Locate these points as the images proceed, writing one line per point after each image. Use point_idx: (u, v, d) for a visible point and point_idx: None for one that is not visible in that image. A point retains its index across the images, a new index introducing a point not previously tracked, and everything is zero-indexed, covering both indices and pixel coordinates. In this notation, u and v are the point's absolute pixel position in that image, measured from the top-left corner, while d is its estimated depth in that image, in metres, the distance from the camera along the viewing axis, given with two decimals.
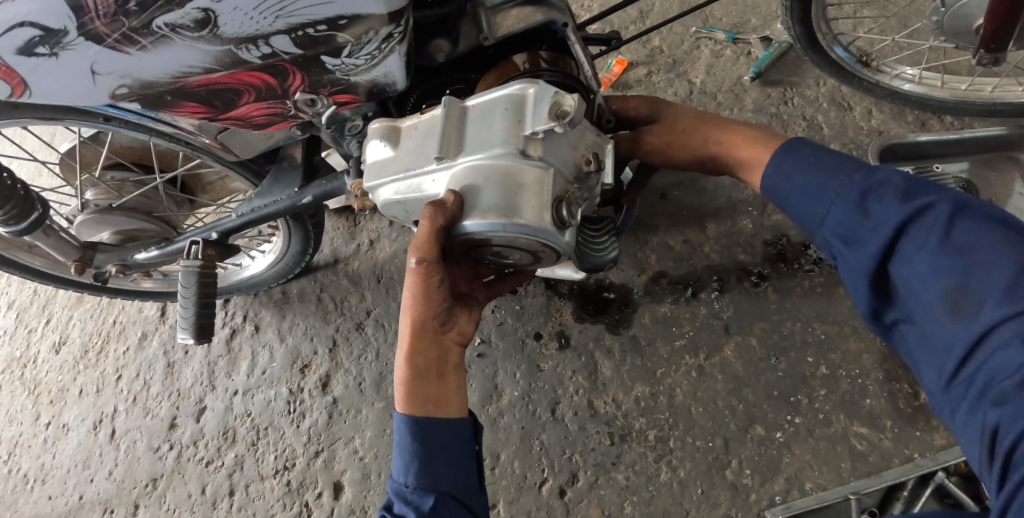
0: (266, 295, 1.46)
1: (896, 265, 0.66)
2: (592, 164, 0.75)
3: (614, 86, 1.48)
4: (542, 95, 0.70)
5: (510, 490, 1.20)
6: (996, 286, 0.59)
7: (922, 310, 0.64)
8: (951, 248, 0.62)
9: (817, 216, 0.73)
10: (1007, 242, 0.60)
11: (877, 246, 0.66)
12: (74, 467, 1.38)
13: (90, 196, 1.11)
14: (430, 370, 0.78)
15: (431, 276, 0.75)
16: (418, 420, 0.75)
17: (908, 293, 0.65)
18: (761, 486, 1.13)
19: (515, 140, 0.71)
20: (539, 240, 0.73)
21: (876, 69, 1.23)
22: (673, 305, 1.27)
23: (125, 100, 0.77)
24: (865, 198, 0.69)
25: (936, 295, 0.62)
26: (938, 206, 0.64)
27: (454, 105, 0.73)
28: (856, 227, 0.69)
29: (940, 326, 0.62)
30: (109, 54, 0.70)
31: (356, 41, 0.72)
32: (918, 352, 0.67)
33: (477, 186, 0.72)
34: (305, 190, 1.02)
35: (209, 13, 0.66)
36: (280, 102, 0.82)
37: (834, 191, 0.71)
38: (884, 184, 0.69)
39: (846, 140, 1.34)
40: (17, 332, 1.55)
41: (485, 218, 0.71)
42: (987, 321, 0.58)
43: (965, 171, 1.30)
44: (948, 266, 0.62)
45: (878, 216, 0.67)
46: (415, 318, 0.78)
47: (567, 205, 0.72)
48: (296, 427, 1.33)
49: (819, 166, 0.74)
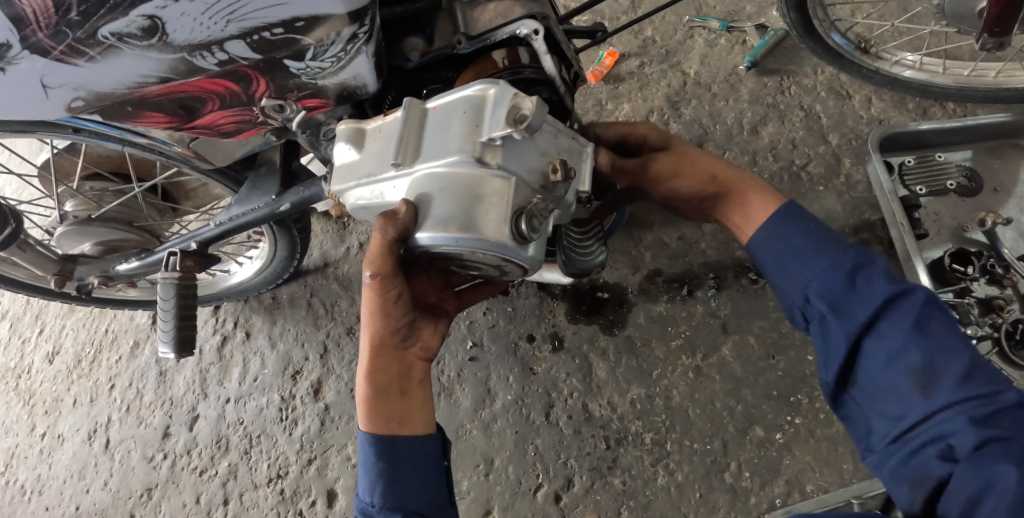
0: (256, 300, 1.44)
1: (869, 338, 0.70)
2: (558, 173, 0.70)
3: (606, 79, 1.44)
4: (501, 98, 0.67)
5: (505, 497, 1.17)
6: (953, 373, 0.66)
7: (884, 383, 0.69)
8: (924, 332, 0.68)
9: (802, 278, 0.76)
10: (960, 337, 0.68)
11: (863, 318, 0.70)
12: (70, 478, 1.37)
13: (69, 207, 1.09)
14: (393, 385, 0.77)
15: (388, 290, 0.74)
16: (382, 439, 0.74)
17: (874, 366, 0.69)
18: (760, 489, 1.10)
19: (473, 147, 0.68)
20: (498, 255, 0.70)
21: (876, 56, 1.19)
22: (669, 304, 1.24)
23: (83, 113, 0.76)
24: (855, 273, 0.73)
25: (900, 372, 0.68)
26: (918, 294, 0.70)
27: (414, 107, 0.70)
28: (843, 299, 0.72)
29: (898, 400, 0.68)
30: (58, 67, 0.68)
31: (319, 43, 0.69)
32: (862, 419, 0.72)
33: (431, 195, 0.69)
34: (282, 197, 1.00)
35: (156, 20, 0.64)
36: (247, 109, 0.80)
37: (826, 261, 0.75)
38: (873, 265, 0.73)
39: (845, 130, 1.30)
40: (11, 343, 1.54)
41: (441, 231, 0.68)
42: (941, 402, 0.65)
43: (969, 159, 1.26)
44: (919, 346, 0.67)
45: (866, 293, 0.71)
46: (375, 334, 0.77)
47: (527, 218, 0.68)
48: (289, 435, 1.31)
49: (816, 235, 0.78)
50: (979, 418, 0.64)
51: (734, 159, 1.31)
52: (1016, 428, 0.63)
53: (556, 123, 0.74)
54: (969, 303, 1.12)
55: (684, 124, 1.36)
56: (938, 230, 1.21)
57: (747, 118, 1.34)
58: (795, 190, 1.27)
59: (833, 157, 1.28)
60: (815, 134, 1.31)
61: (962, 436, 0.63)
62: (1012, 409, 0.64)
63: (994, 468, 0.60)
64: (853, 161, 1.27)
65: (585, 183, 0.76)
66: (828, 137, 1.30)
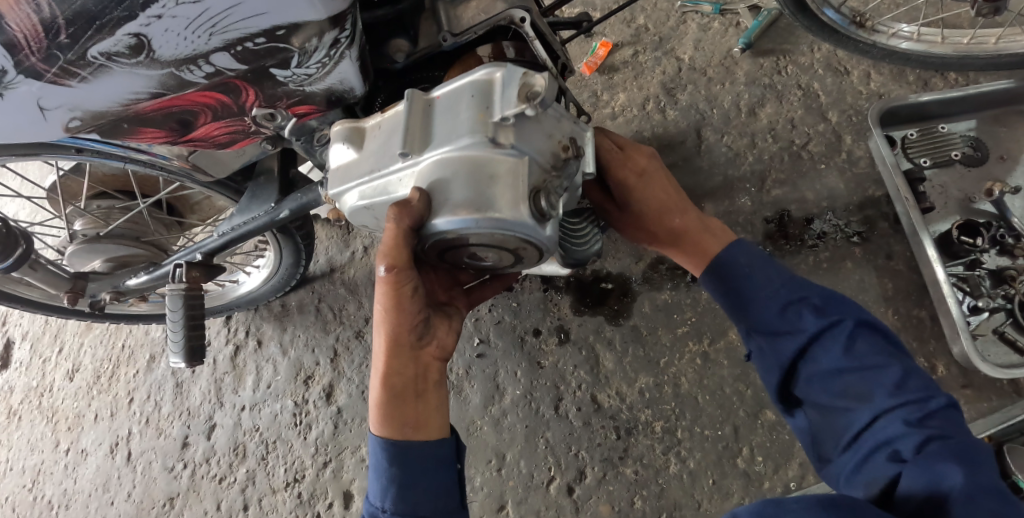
0: (266, 309, 1.46)
1: (806, 363, 0.75)
2: (569, 151, 0.72)
3: (600, 70, 1.43)
4: (510, 78, 0.68)
5: (518, 491, 1.18)
6: (885, 385, 0.71)
7: (827, 403, 0.74)
8: (853, 354, 0.72)
9: (744, 313, 0.81)
10: (889, 352, 0.73)
11: (794, 348, 0.75)
12: (95, 491, 1.40)
13: (79, 226, 1.12)
14: (407, 389, 0.76)
15: (403, 285, 0.73)
16: (396, 444, 0.74)
17: (812, 389, 0.75)
18: (774, 473, 1.10)
19: (484, 128, 0.68)
20: (518, 237, 0.69)
21: (872, 30, 1.16)
22: (674, 291, 1.24)
23: (81, 132, 0.78)
24: (788, 307, 0.77)
25: (836, 391, 0.73)
26: (844, 322, 0.74)
27: (419, 96, 0.71)
28: (777, 332, 0.77)
29: (842, 414, 0.73)
30: (53, 89, 0.70)
31: (303, 50, 0.71)
32: (811, 431, 0.77)
33: (443, 180, 0.69)
34: (281, 204, 1.01)
35: (141, 38, 0.66)
36: (239, 119, 0.82)
37: (762, 300, 0.79)
38: (804, 298, 0.77)
39: (845, 106, 1.29)
40: (32, 363, 1.57)
41: (457, 214, 0.68)
42: (879, 411, 0.70)
43: (973, 129, 1.23)
44: (850, 367, 0.72)
45: (798, 325, 0.76)
46: (389, 333, 0.76)
47: (545, 195, 0.68)
48: (303, 439, 1.33)
49: (747, 269, 0.82)
50: (915, 422, 0.68)
51: (732, 142, 1.30)
52: (948, 427, 0.68)
53: (559, 106, 0.74)
54: (980, 275, 1.11)
55: (681, 110, 1.35)
56: (945, 203, 1.19)
57: (744, 101, 1.33)
58: (796, 170, 1.26)
59: (834, 135, 1.27)
60: (814, 112, 1.30)
61: (905, 440, 0.68)
62: (940, 412, 0.69)
63: (940, 466, 0.63)
64: (853, 138, 1.26)
65: (591, 165, 0.76)
66: (827, 115, 1.29)
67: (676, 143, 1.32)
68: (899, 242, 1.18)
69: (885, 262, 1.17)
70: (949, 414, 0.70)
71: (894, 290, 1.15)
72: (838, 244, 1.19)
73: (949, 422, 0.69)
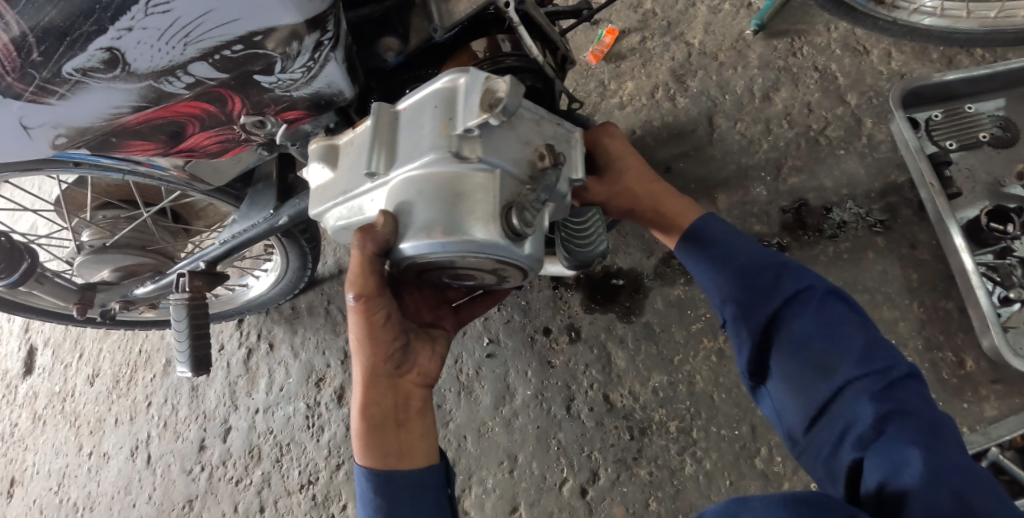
0: (277, 311, 1.46)
1: (779, 329, 0.72)
2: (546, 159, 0.67)
3: (607, 58, 1.39)
4: (472, 85, 0.64)
5: (530, 493, 1.16)
6: (853, 354, 0.68)
7: (795, 374, 0.70)
8: (825, 319, 0.70)
9: (715, 279, 0.78)
10: (859, 323, 0.71)
11: (769, 310, 0.72)
12: (117, 494, 1.43)
13: (85, 237, 1.12)
14: (387, 419, 0.74)
15: (374, 313, 0.72)
16: (379, 475, 0.70)
17: (783, 356, 0.71)
18: (793, 474, 1.06)
19: (448, 141, 0.65)
20: (492, 257, 0.66)
21: (892, 6, 1.09)
22: (687, 286, 1.20)
23: (69, 147, 0.78)
24: (766, 268, 0.75)
25: (807, 359, 0.69)
26: (816, 288, 0.72)
27: (384, 111, 0.68)
28: (754, 294, 0.74)
29: (807, 386, 0.69)
30: (34, 107, 0.69)
31: (284, 55, 0.69)
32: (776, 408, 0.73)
33: (410, 202, 0.66)
34: (280, 211, 1.00)
35: (114, 52, 0.64)
36: (228, 128, 0.80)
37: (738, 265, 0.76)
38: (782, 263, 0.75)
39: (864, 88, 1.23)
40: (55, 369, 1.60)
41: (426, 237, 0.65)
42: (845, 382, 0.67)
43: (1002, 108, 1.16)
44: (821, 332, 0.70)
45: (775, 287, 0.73)
46: (365, 364, 0.75)
47: (517, 212, 0.64)
48: (316, 441, 1.33)
49: (722, 238, 0.80)
50: (881, 394, 0.66)
51: (746, 129, 1.25)
52: (913, 401, 0.66)
53: (537, 109, 0.70)
54: (1011, 264, 1.05)
55: (691, 98, 1.30)
56: (972, 188, 1.13)
57: (758, 85, 1.28)
58: (814, 157, 1.20)
59: (854, 118, 1.21)
60: (832, 95, 1.24)
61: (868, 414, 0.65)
62: (904, 384, 0.67)
63: (900, 449, 0.61)
64: (874, 121, 1.20)
65: (577, 170, 0.72)
66: (845, 97, 1.23)
67: (686, 132, 1.28)
68: (924, 230, 1.12)
69: (909, 252, 1.12)
70: (913, 388, 0.67)
71: (919, 281, 1.10)
72: (858, 233, 1.14)
73: (913, 397, 0.66)
